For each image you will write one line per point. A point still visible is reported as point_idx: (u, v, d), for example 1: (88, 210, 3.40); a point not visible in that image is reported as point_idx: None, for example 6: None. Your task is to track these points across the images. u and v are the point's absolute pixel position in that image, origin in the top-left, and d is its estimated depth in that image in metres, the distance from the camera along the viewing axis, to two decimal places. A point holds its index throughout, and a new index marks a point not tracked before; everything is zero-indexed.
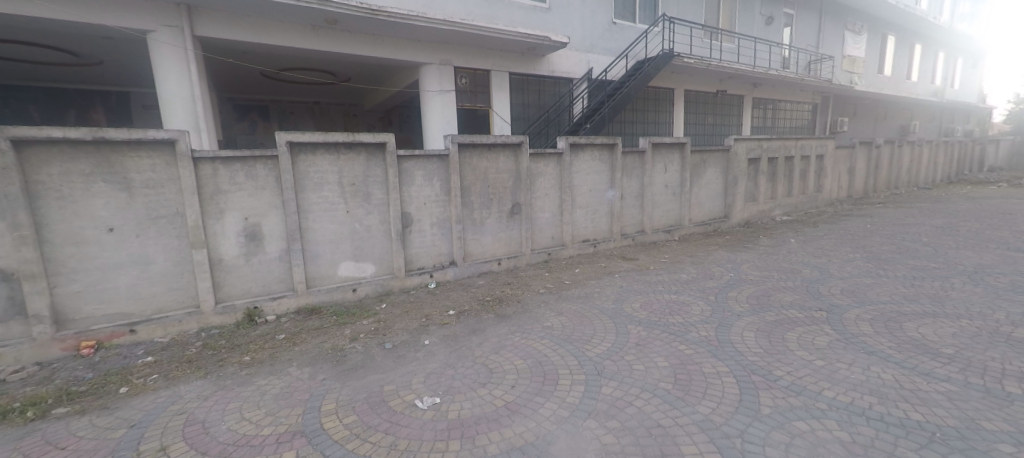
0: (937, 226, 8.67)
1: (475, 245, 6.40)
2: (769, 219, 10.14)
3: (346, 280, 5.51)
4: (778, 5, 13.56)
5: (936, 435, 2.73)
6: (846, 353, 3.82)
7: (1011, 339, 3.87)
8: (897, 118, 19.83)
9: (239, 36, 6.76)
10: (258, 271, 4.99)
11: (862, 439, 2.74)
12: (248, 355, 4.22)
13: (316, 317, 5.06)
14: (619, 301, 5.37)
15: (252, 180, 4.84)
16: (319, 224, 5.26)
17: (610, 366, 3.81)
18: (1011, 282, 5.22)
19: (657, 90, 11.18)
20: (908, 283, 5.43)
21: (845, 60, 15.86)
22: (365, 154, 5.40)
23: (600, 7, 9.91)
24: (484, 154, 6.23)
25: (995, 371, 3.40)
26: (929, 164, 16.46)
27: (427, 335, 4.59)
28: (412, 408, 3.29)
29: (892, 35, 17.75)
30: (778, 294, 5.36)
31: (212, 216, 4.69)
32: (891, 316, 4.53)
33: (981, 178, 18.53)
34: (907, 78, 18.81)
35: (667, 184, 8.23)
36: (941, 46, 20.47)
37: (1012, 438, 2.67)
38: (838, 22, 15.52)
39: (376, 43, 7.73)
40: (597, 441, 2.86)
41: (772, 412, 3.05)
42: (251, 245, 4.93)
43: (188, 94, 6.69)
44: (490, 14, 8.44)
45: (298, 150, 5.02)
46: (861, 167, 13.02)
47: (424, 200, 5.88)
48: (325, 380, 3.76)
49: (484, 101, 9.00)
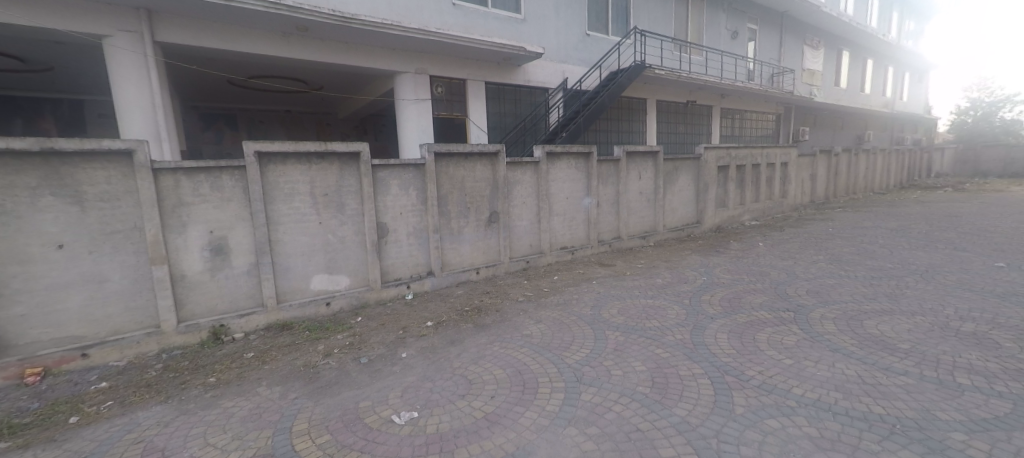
0: (892, 228, 9.23)
1: (452, 254, 6.34)
2: (738, 224, 10.52)
3: (319, 294, 5.33)
4: (742, 20, 14.26)
5: (896, 427, 2.87)
6: (812, 351, 3.98)
7: (960, 334, 4.13)
8: (852, 127, 21.02)
9: (204, 43, 6.53)
10: (224, 287, 4.77)
11: (830, 434, 2.85)
12: (213, 376, 4.00)
13: (288, 333, 4.87)
14: (597, 308, 5.41)
15: (217, 191, 4.64)
16: (290, 236, 5.08)
17: (590, 372, 3.84)
18: (959, 280, 5.58)
19: (631, 100, 11.48)
20: (869, 282, 5.74)
21: (804, 73, 16.75)
22: (338, 164, 5.28)
23: (573, 18, 10.12)
24: (461, 163, 6.21)
25: (947, 365, 3.61)
26: (883, 170, 17.46)
27: (405, 347, 4.48)
28: (389, 424, 3.20)
29: (847, 50, 18.90)
30: (749, 296, 5.55)
31: (174, 229, 4.45)
32: (853, 314, 4.76)
33: (928, 183, 19.79)
34: (860, 89, 20.01)
35: (641, 191, 8.42)
36: (890, 61, 21.89)
37: (964, 427, 2.83)
38: (797, 37, 16.40)
39: (349, 51, 7.62)
40: (577, 448, 2.85)
41: (745, 411, 3.14)
42: (217, 259, 4.70)
43: (148, 102, 6.37)
44: (465, 24, 8.46)
45: (269, 160, 4.86)
46: (821, 174, 13.70)
47: (400, 209, 5.78)
48: (297, 399, 3.60)
49: (460, 110, 8.99)
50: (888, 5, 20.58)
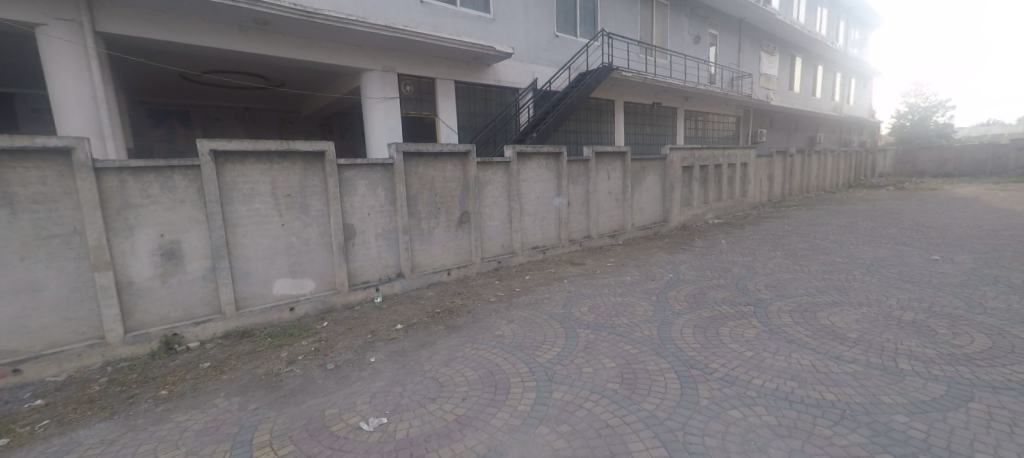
0: (842, 225, 9.82)
1: (422, 256, 6.23)
2: (702, 222, 10.92)
3: (282, 298, 5.11)
4: (703, 26, 14.85)
5: (845, 412, 3.05)
6: (770, 343, 4.18)
7: (901, 323, 4.45)
8: (805, 130, 22.25)
9: (153, 35, 6.16)
10: (177, 293, 4.48)
11: (786, 421, 2.99)
12: (165, 388, 3.76)
13: (248, 340, 4.64)
14: (568, 306, 5.48)
15: (167, 192, 4.36)
16: (249, 239, 4.84)
17: (560, 371, 3.86)
18: (901, 273, 6.01)
19: (599, 101, 11.69)
20: (822, 276, 6.09)
21: (761, 78, 17.59)
22: (302, 163, 5.08)
23: (542, 19, 10.19)
24: (431, 163, 6.13)
25: (890, 352, 3.87)
26: (832, 171, 18.56)
27: (373, 352, 4.36)
28: (356, 431, 3.10)
29: (799, 57, 19.98)
30: (713, 291, 5.77)
31: (120, 233, 4.16)
32: (807, 306, 5.04)
33: (872, 183, 21.20)
34: (811, 94, 21.20)
35: (610, 191, 8.58)
36: (838, 68, 23.33)
37: (905, 409, 3.05)
38: (754, 43, 17.21)
39: (313, 48, 7.37)
40: (548, 447, 2.86)
41: (709, 403, 3.26)
42: (169, 264, 4.42)
43: (89, 97, 5.91)
44: (433, 22, 8.35)
45: (226, 158, 4.61)
46: (778, 174, 14.41)
47: (367, 210, 5.63)
48: (258, 409, 3.44)
49: (430, 109, 8.86)
50: (835, 16, 21.91)
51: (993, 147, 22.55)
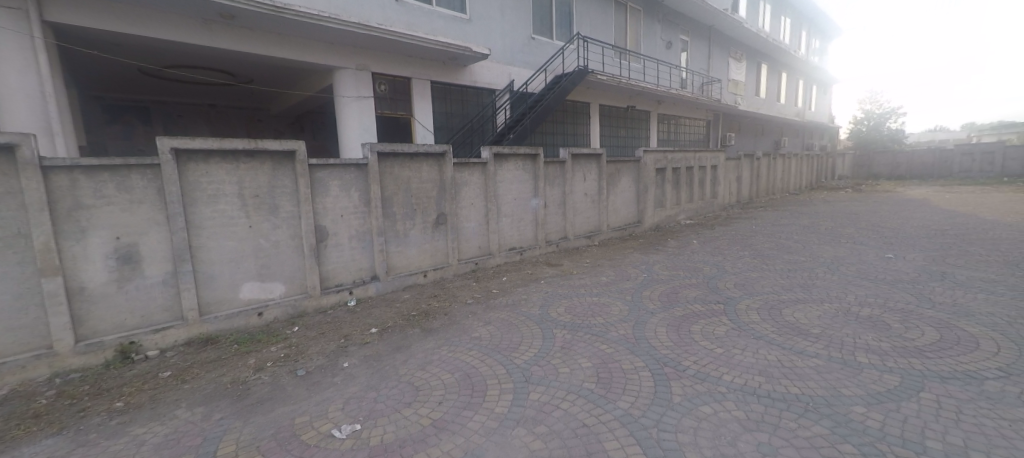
0: (805, 225, 10.28)
1: (398, 258, 6.12)
2: (675, 223, 11.22)
3: (250, 303, 4.91)
4: (674, 32, 15.28)
5: (809, 405, 3.18)
6: (740, 339, 4.33)
7: (859, 318, 4.70)
8: (770, 135, 23.20)
9: (110, 26, 5.85)
10: (135, 299, 4.24)
11: (754, 415, 3.09)
12: (121, 400, 3.54)
13: (213, 347, 4.43)
14: (545, 307, 5.50)
15: (124, 193, 4.12)
16: (215, 241, 4.63)
17: (538, 371, 3.87)
18: (859, 270, 6.34)
19: (575, 104, 11.83)
20: (788, 274, 6.35)
21: (730, 83, 18.23)
22: (271, 163, 4.91)
23: (518, 21, 10.23)
24: (407, 163, 6.04)
25: (850, 346, 4.07)
26: (795, 174, 19.40)
27: (347, 356, 4.25)
28: (329, 439, 3.01)
29: (765, 64, 20.83)
30: (685, 290, 5.93)
31: (71, 236, 3.90)
32: (774, 303, 5.26)
33: (832, 185, 22.29)
34: (776, 100, 22.11)
35: (586, 192, 8.70)
36: (800, 75, 24.44)
37: (863, 401, 3.21)
38: (723, 50, 17.83)
39: (282, 43, 7.14)
40: (525, 448, 2.86)
41: (682, 400, 3.33)
42: (126, 268, 4.18)
43: (35, 90, 5.53)
44: (408, 21, 8.24)
45: (189, 157, 4.40)
46: (746, 176, 14.96)
47: (340, 212, 5.49)
48: (223, 419, 3.29)
49: (405, 109, 8.74)
50: (798, 25, 22.96)
51: (940, 153, 24.06)
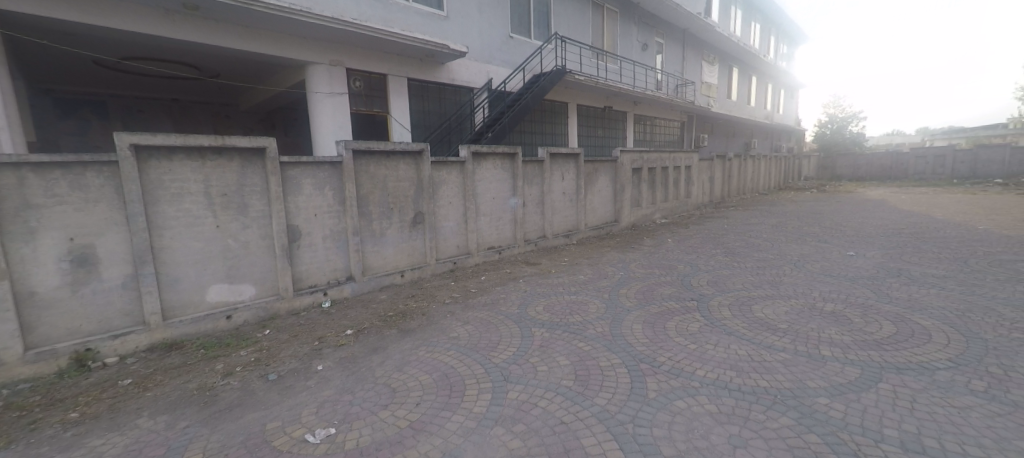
0: (773, 224, 10.66)
1: (374, 258, 6.00)
2: (650, 222, 11.43)
3: (218, 306, 4.71)
4: (649, 34, 15.56)
5: (776, 397, 3.30)
6: (712, 335, 4.45)
7: (823, 313, 4.91)
8: (740, 136, 23.94)
9: (62, 13, 5.51)
10: (91, 304, 4.00)
11: (726, 409, 3.19)
12: (76, 411, 3.34)
13: (177, 353, 4.23)
14: (523, 306, 5.50)
15: (78, 192, 3.89)
16: (180, 243, 4.42)
17: (516, 370, 3.88)
18: (824, 268, 6.63)
19: (552, 103, 11.89)
20: (758, 272, 6.58)
21: (703, 85, 18.69)
22: (239, 160, 4.72)
23: (496, 20, 10.19)
24: (383, 162, 5.93)
25: (815, 340, 4.25)
26: (764, 174, 20.07)
27: (321, 359, 4.14)
28: (301, 444, 2.93)
29: (735, 67, 21.46)
30: (661, 288, 6.05)
31: (19, 238, 3.66)
32: (744, 300, 5.43)
33: (798, 186, 23.20)
34: (746, 102, 22.83)
35: (564, 192, 8.76)
36: (769, 78, 25.31)
37: (827, 392, 3.35)
38: (696, 52, 18.28)
39: (251, 36, 6.88)
40: (503, 448, 2.86)
41: (657, 395, 3.40)
42: (81, 271, 3.95)
43: None
44: (384, 17, 8.07)
45: (151, 154, 4.19)
46: (718, 177, 15.38)
47: (314, 211, 5.34)
48: (188, 428, 3.15)
49: (381, 106, 8.59)
50: (767, 30, 23.76)
51: (896, 155, 25.39)
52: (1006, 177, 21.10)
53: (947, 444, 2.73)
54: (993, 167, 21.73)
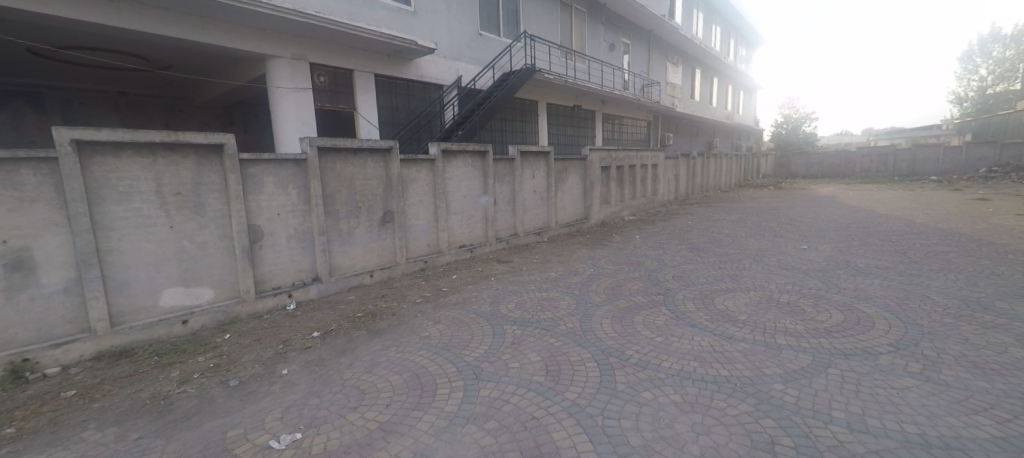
0: (734, 220, 11.11)
1: (341, 258, 5.84)
2: (619, 219, 11.67)
3: (173, 311, 4.47)
4: (616, 35, 15.86)
5: (736, 385, 3.45)
6: (677, 328, 4.61)
7: (780, 304, 5.16)
8: (703, 136, 24.80)
9: None
10: (27, 311, 3.71)
11: (689, 398, 3.31)
12: (11, 426, 3.09)
13: (128, 361, 3.99)
14: (495, 303, 5.51)
15: (12, 190, 3.60)
16: (129, 244, 4.16)
17: (488, 368, 3.88)
18: (781, 261, 6.97)
19: (522, 101, 11.93)
20: (721, 266, 6.85)
21: (668, 86, 19.23)
22: (195, 157, 4.49)
23: (465, 17, 10.11)
24: (350, 159, 5.78)
25: (772, 330, 4.46)
26: (726, 172, 20.87)
27: (285, 363, 4.00)
28: (265, 451, 2.83)
29: (698, 69, 22.19)
30: (630, 283, 6.20)
31: None
32: (707, 293, 5.64)
33: (757, 183, 24.29)
34: (708, 103, 23.67)
35: (534, 190, 8.81)
36: (729, 80, 26.33)
37: (782, 379, 3.53)
38: (661, 54, 18.79)
39: (206, 27, 6.55)
40: (475, 445, 2.86)
41: (625, 387, 3.49)
42: (15, 276, 3.65)
43: None
44: (349, 10, 7.86)
45: (95, 151, 3.93)
46: (682, 174, 15.85)
47: (276, 210, 5.15)
48: (141, 439, 2.98)
49: (347, 102, 8.38)
50: (727, 34, 24.71)
51: (844, 154, 26.99)
52: (940, 174, 22.90)
53: (888, 423, 2.92)
54: (929, 165, 23.51)
